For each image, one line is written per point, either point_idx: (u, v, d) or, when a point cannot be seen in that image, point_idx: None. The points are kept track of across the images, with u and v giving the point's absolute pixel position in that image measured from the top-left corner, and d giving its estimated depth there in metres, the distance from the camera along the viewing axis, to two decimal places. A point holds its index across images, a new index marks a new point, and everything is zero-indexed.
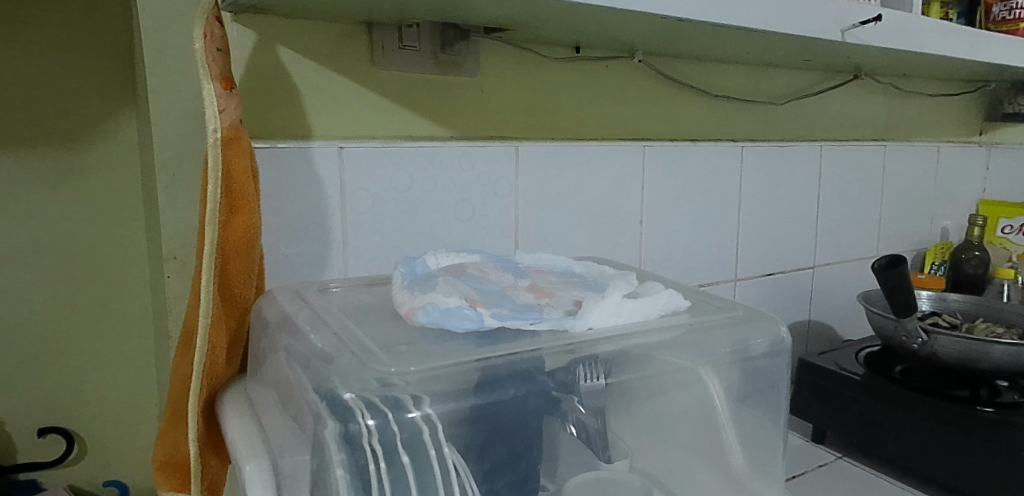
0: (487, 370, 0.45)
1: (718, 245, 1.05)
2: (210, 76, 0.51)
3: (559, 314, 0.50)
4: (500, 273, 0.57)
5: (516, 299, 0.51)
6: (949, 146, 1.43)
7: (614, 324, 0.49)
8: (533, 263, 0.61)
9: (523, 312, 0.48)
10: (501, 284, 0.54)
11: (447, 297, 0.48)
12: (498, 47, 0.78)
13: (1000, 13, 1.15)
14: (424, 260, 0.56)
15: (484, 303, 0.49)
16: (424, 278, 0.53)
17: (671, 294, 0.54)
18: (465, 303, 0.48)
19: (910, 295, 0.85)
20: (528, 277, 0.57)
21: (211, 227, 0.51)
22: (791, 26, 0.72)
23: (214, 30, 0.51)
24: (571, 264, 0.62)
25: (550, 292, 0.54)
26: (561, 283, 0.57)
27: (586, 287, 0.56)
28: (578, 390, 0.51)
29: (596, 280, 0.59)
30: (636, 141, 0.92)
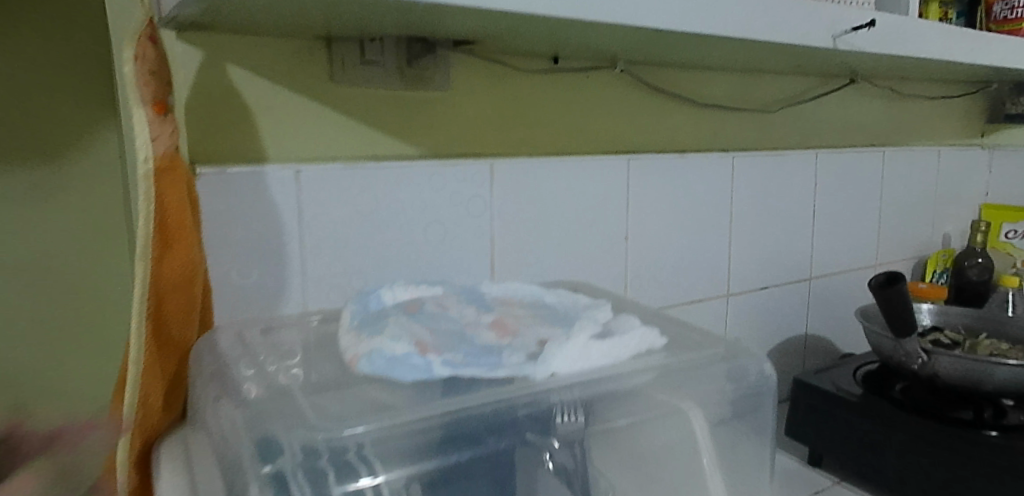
0: (451, 424, 0.42)
1: (709, 259, 1.01)
2: (141, 100, 0.47)
3: (520, 358, 0.46)
4: (463, 307, 0.53)
5: (475, 339, 0.47)
6: (950, 149, 1.39)
7: (580, 369, 0.46)
8: (500, 294, 0.57)
9: (479, 357, 0.44)
10: (459, 321, 0.50)
11: (397, 342, 0.44)
12: (467, 59, 0.74)
13: (1002, 12, 1.11)
14: (378, 295, 0.52)
15: (438, 348, 0.45)
16: (376, 316, 0.49)
17: (645, 333, 0.50)
18: (415, 349, 0.44)
19: (909, 314, 0.81)
20: (492, 311, 0.53)
21: (141, 266, 0.47)
22: (781, 33, 0.68)
23: (146, 50, 0.47)
24: (544, 295, 0.58)
25: (513, 329, 0.50)
26: (528, 318, 0.52)
27: (554, 323, 0.52)
28: (552, 428, 0.47)
29: (567, 313, 0.54)
30: (621, 154, 0.88)
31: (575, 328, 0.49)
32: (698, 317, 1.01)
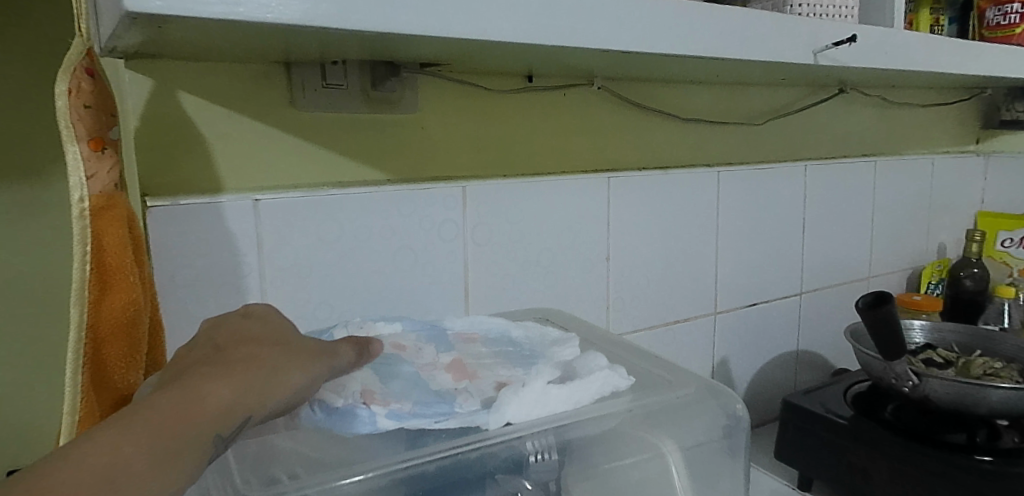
0: (409, 478, 0.42)
1: (695, 278, 0.98)
2: (76, 137, 0.44)
3: (472, 406, 0.45)
4: (418, 344, 0.52)
5: (426, 382, 0.46)
6: (944, 157, 1.36)
7: (537, 415, 0.46)
8: (465, 328, 0.57)
9: (427, 405, 0.44)
10: (412, 360, 0.49)
11: (342, 390, 0.43)
12: (436, 80, 0.72)
13: (994, 18, 1.08)
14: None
15: (383, 395, 0.44)
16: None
17: (608, 375, 0.49)
18: (358, 399, 0.43)
19: (899, 337, 0.78)
20: (450, 348, 0.52)
21: (76, 311, 0.45)
22: (759, 51, 0.65)
23: (81, 84, 0.45)
24: (509, 329, 0.57)
25: (468, 371, 0.49)
26: (488, 357, 0.51)
27: (517, 363, 0.51)
28: (525, 467, 0.46)
29: (534, 351, 0.53)
30: (600, 173, 0.86)
31: (533, 371, 0.49)
32: (684, 336, 0.99)
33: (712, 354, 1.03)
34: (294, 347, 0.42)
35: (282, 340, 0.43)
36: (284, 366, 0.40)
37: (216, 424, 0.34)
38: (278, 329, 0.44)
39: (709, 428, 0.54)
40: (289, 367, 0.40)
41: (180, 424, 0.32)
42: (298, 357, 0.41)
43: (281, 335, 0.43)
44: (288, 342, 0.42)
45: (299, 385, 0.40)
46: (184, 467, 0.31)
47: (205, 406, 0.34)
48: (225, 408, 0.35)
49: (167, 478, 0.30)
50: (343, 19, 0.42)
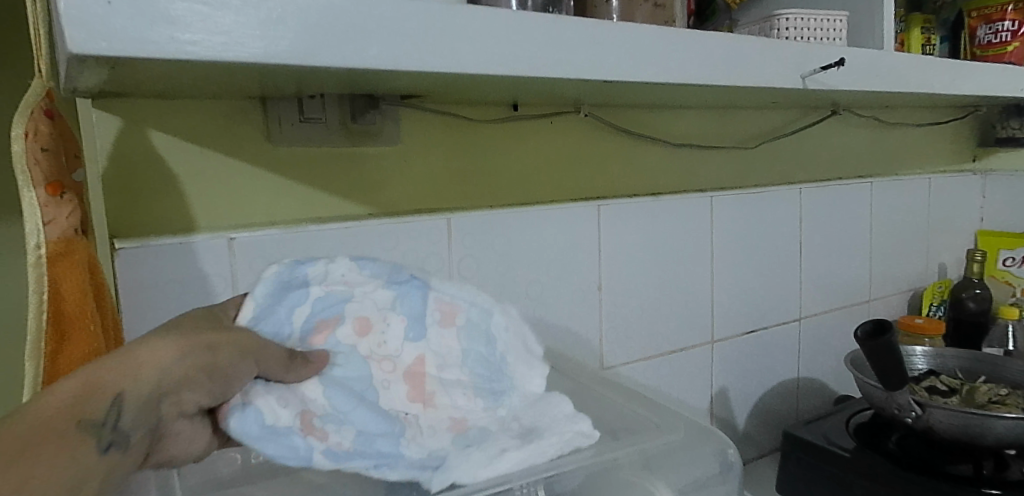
0: None
1: (690, 306, 0.96)
2: (32, 182, 0.43)
3: (417, 451, 0.43)
4: (387, 321, 0.46)
5: (372, 400, 0.44)
6: (940, 177, 1.34)
7: (485, 470, 0.43)
8: (450, 295, 0.48)
9: (369, 446, 0.42)
10: (370, 353, 0.45)
11: (280, 406, 0.41)
12: (415, 112, 0.70)
13: (986, 36, 1.08)
14: (300, 285, 0.46)
15: (322, 423, 0.41)
16: (275, 331, 0.44)
17: (571, 434, 0.47)
18: (298, 426, 0.40)
19: (900, 365, 0.76)
20: (420, 344, 0.46)
21: (33, 362, 0.44)
22: (743, 77, 0.64)
23: (39, 126, 0.43)
24: (492, 316, 0.49)
25: (422, 386, 0.45)
26: (456, 356, 0.46)
27: (484, 388, 0.47)
28: None
29: (508, 375, 0.48)
30: (589, 201, 0.84)
31: (485, 415, 0.46)
32: (680, 367, 0.96)
33: (709, 385, 1.00)
34: (192, 324, 0.42)
35: (184, 320, 0.43)
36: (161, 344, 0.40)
37: (70, 416, 0.36)
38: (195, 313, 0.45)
39: (700, 471, 0.53)
40: (173, 341, 0.40)
41: (36, 424, 0.35)
42: (190, 331, 0.41)
43: (191, 317, 0.44)
44: (190, 322, 0.43)
45: (183, 354, 0.40)
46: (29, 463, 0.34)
47: (60, 402, 0.36)
48: (81, 401, 0.36)
49: (13, 473, 0.33)
50: (303, 56, 0.40)
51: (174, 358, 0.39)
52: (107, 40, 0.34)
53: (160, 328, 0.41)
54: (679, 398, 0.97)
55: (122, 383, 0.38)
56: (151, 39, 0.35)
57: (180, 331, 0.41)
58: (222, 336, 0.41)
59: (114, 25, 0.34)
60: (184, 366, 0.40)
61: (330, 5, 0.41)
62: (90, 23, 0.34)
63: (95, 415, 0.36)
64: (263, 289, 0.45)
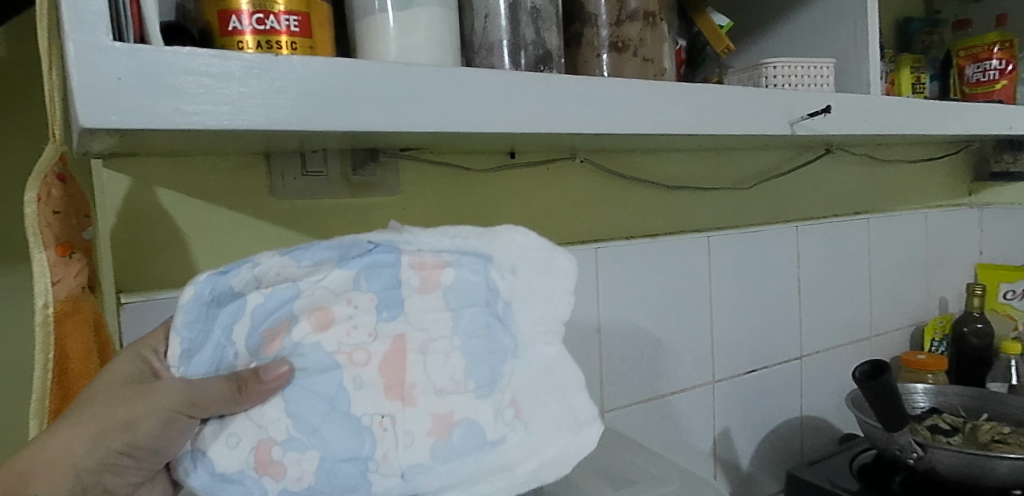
0: None
1: (690, 346, 0.96)
2: (43, 243, 0.45)
3: (395, 477, 0.41)
4: (349, 305, 0.42)
5: (345, 407, 0.41)
6: (937, 212, 1.36)
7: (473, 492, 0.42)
8: (420, 255, 0.44)
9: (334, 471, 0.41)
10: (337, 347, 0.41)
11: (234, 446, 0.42)
12: (416, 163, 0.72)
13: (974, 75, 1.10)
14: (231, 296, 0.42)
15: (279, 454, 0.41)
16: (217, 357, 0.42)
17: (571, 439, 0.45)
18: (251, 463, 0.41)
19: (899, 405, 0.76)
20: (393, 324, 0.42)
21: (36, 420, 0.47)
22: (732, 126, 0.66)
23: (51, 189, 0.45)
24: (487, 266, 0.45)
25: (401, 376, 0.42)
26: (442, 329, 0.43)
27: (474, 367, 0.43)
28: None
29: (496, 354, 0.43)
30: (587, 244, 0.85)
31: (472, 417, 0.42)
32: (682, 409, 0.96)
33: (712, 425, 1.00)
34: (106, 394, 0.44)
35: (101, 383, 0.45)
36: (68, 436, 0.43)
37: None
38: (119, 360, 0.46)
39: None
40: (84, 427, 0.43)
41: None
42: (102, 410, 0.44)
43: (112, 372, 0.45)
44: (108, 387, 0.45)
45: (92, 444, 0.43)
46: None
47: None
48: None
49: None
50: (302, 122, 0.42)
51: (83, 450, 0.43)
52: (116, 114, 0.36)
53: (75, 408, 0.44)
54: (681, 439, 0.96)
55: (36, 485, 0.42)
56: (156, 112, 0.37)
57: (93, 410, 0.43)
58: (131, 416, 0.43)
59: (122, 100, 0.36)
60: (97, 456, 0.43)
61: (328, 72, 0.43)
62: (100, 99, 0.36)
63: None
64: (187, 316, 0.42)
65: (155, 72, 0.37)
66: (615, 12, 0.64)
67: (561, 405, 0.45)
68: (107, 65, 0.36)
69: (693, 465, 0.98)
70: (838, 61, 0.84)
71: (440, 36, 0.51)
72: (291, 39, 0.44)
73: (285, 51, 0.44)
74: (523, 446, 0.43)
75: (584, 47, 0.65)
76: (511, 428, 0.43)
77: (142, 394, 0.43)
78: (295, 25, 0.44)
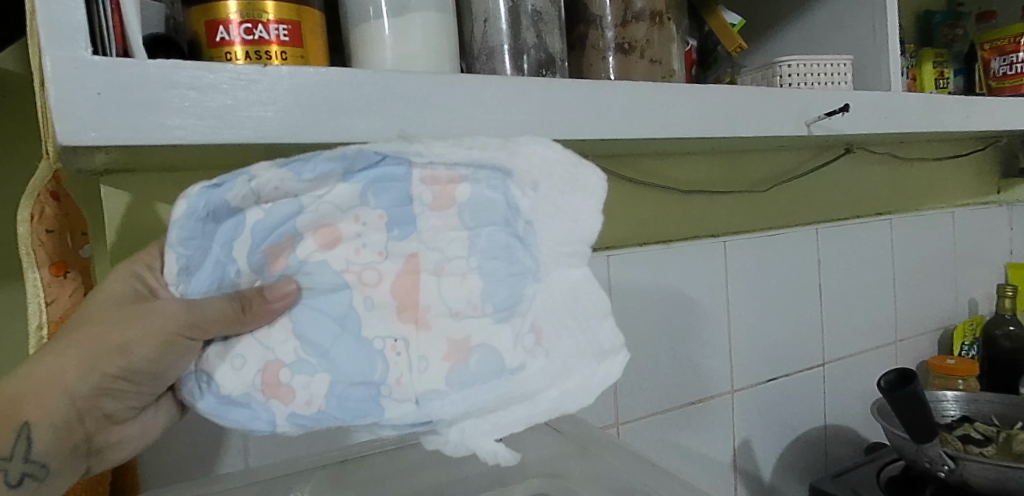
0: None
1: (707, 355, 0.93)
2: (37, 263, 0.44)
3: (407, 402, 0.39)
4: (357, 222, 0.38)
5: (355, 329, 0.39)
6: (964, 211, 1.31)
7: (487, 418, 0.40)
8: (431, 167, 0.39)
9: (346, 394, 0.39)
10: (346, 265, 0.39)
11: (239, 368, 0.40)
12: None
13: (1000, 68, 1.06)
14: (228, 212, 0.38)
15: (287, 377, 0.39)
16: (218, 275, 0.40)
17: (593, 368, 0.41)
18: (257, 386, 0.40)
19: (929, 416, 0.73)
20: (404, 242, 0.39)
21: None
22: (744, 130, 0.63)
23: (45, 208, 0.44)
24: (507, 182, 0.39)
25: (415, 298, 0.39)
26: (458, 248, 0.39)
27: (491, 289, 0.39)
28: None
29: (515, 275, 0.40)
30: (599, 251, 0.83)
31: (492, 340, 0.39)
32: (699, 419, 0.93)
33: (731, 436, 0.97)
34: (97, 317, 0.42)
35: (96, 305, 0.43)
36: (60, 358, 0.41)
37: None
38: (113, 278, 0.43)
39: None
40: (75, 352, 0.41)
41: None
42: (92, 335, 0.41)
43: (106, 291, 0.43)
44: (101, 307, 0.43)
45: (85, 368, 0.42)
46: None
47: None
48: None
49: None
50: (293, 134, 0.41)
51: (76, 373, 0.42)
52: (95, 130, 0.36)
53: (67, 331, 0.42)
54: (700, 451, 0.93)
55: (30, 409, 0.41)
56: (138, 126, 0.36)
57: (83, 334, 0.42)
58: (122, 343, 0.41)
59: (103, 116, 0.36)
60: (92, 382, 0.42)
61: (320, 83, 0.41)
62: (79, 115, 0.35)
63: (5, 452, 0.41)
64: (183, 232, 0.39)
65: (136, 86, 0.36)
66: (620, 13, 0.62)
67: (584, 332, 0.41)
68: (86, 80, 0.35)
69: (713, 478, 0.95)
70: (857, 58, 0.81)
71: (437, 43, 0.50)
72: (282, 49, 0.43)
73: (275, 62, 0.42)
74: (543, 374, 0.40)
75: (588, 50, 0.63)
76: (532, 356, 0.40)
77: (135, 317, 0.41)
78: (285, 35, 0.43)
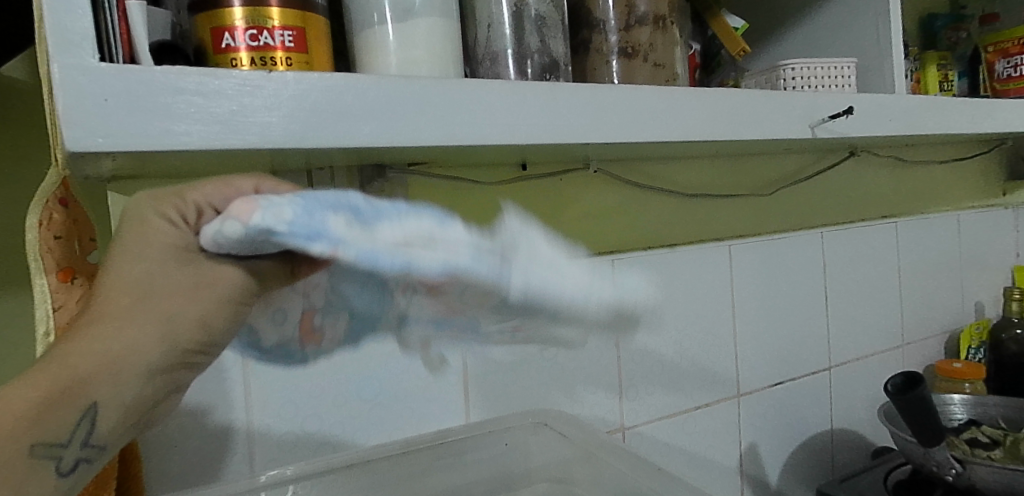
0: None
1: (712, 359, 0.93)
2: (44, 269, 0.44)
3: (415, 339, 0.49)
4: None
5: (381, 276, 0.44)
6: (970, 214, 1.31)
7: None
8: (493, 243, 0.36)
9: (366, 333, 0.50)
10: None
11: (278, 320, 0.47)
12: (427, 179, 0.72)
13: (1005, 70, 1.05)
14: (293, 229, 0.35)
15: (323, 323, 0.48)
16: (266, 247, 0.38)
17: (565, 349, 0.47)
18: (298, 334, 0.48)
19: (937, 419, 0.73)
20: None
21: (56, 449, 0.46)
22: (748, 133, 0.63)
23: (53, 214, 0.44)
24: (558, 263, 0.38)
25: None
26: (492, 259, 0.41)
27: None
28: None
29: None
30: (604, 255, 0.83)
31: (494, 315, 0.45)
32: (705, 424, 0.93)
33: (737, 441, 0.97)
34: (152, 282, 0.39)
35: (145, 265, 0.39)
36: (122, 328, 0.38)
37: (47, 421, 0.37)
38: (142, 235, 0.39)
39: None
40: (141, 324, 0.39)
41: (19, 431, 0.37)
42: (156, 307, 0.39)
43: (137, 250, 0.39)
44: (150, 270, 0.39)
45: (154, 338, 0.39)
46: (24, 470, 0.37)
47: (28, 406, 0.37)
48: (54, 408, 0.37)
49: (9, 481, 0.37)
50: (298, 139, 0.41)
51: (144, 343, 0.39)
52: (102, 136, 0.36)
53: (115, 304, 0.39)
54: (706, 455, 0.93)
55: (98, 391, 0.38)
56: (145, 131, 0.37)
57: (145, 307, 0.39)
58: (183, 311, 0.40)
59: (110, 122, 0.36)
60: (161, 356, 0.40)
61: (325, 88, 0.42)
62: (87, 121, 0.35)
63: (64, 437, 0.38)
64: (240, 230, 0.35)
65: (143, 92, 0.36)
66: (624, 17, 0.62)
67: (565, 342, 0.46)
68: (93, 87, 0.35)
69: (720, 482, 0.95)
70: (860, 61, 0.81)
71: (441, 48, 0.50)
72: (287, 55, 0.43)
73: (280, 68, 0.43)
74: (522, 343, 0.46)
75: (592, 54, 0.63)
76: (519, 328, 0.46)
77: (199, 286, 0.39)
78: (290, 41, 0.43)
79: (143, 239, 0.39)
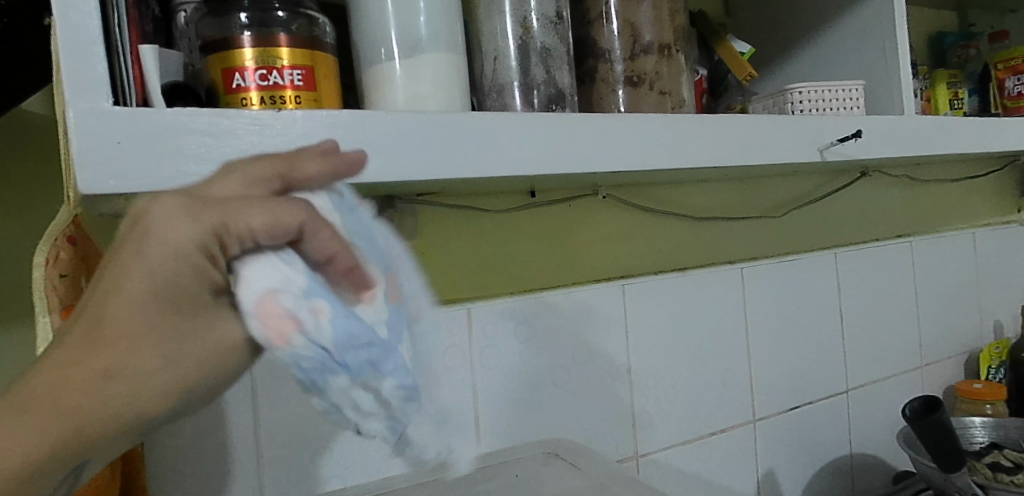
0: None
1: (727, 384, 0.92)
2: (48, 308, 0.43)
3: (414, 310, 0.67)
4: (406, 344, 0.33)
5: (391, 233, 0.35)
6: (985, 231, 1.29)
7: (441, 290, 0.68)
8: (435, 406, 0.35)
9: None
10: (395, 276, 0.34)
11: None
12: (434, 208, 0.73)
13: (1015, 87, 1.05)
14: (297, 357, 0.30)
15: None
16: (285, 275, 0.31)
17: None
18: None
19: (957, 445, 0.71)
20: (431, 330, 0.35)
21: None
22: (756, 157, 0.63)
23: (60, 252, 0.44)
24: None
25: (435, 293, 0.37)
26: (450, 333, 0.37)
27: None
28: None
29: None
30: (614, 280, 0.83)
31: None
32: (721, 450, 0.91)
33: (755, 467, 0.95)
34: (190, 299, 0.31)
35: (185, 276, 0.31)
36: (155, 355, 0.31)
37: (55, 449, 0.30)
38: (177, 259, 0.30)
39: None
40: (180, 366, 0.32)
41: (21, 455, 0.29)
42: (187, 352, 0.32)
43: (156, 279, 0.30)
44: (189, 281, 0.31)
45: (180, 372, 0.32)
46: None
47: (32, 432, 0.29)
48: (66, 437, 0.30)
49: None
50: None
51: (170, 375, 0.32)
52: (115, 178, 0.36)
53: (131, 359, 0.30)
54: (722, 482, 0.92)
55: (112, 437, 0.31)
56: (155, 172, 0.37)
57: (180, 348, 0.31)
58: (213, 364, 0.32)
59: (122, 164, 0.37)
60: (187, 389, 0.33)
61: (334, 125, 0.42)
62: (100, 165, 0.36)
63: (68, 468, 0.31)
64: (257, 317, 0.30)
65: (154, 135, 0.37)
66: (629, 46, 0.63)
67: None
68: (106, 131, 0.36)
69: None
70: (868, 82, 0.81)
71: (449, 84, 0.51)
72: (296, 93, 0.44)
73: (289, 106, 0.43)
74: None
75: (598, 84, 0.64)
76: None
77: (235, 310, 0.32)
78: (299, 79, 0.44)
79: (156, 277, 0.30)
